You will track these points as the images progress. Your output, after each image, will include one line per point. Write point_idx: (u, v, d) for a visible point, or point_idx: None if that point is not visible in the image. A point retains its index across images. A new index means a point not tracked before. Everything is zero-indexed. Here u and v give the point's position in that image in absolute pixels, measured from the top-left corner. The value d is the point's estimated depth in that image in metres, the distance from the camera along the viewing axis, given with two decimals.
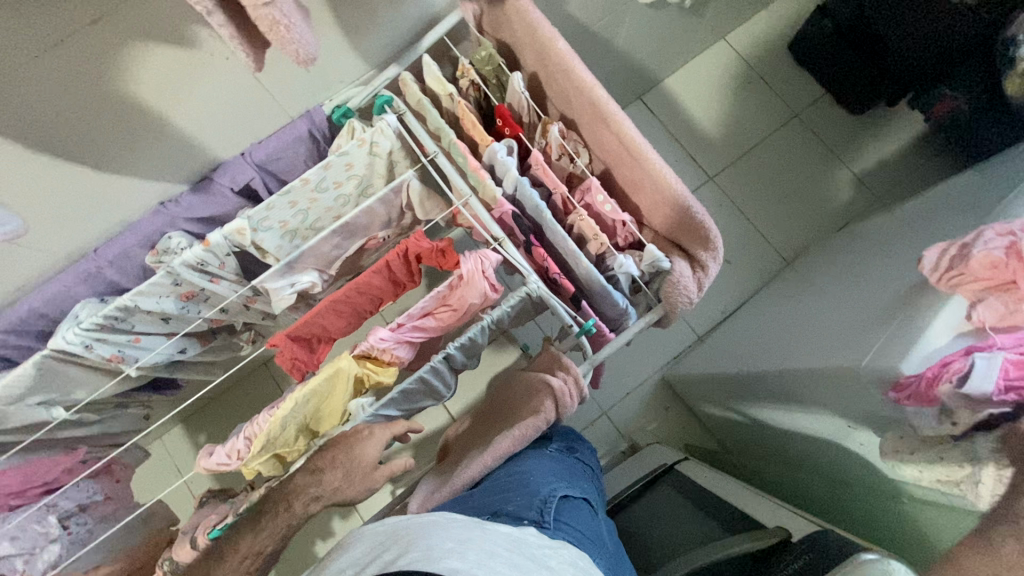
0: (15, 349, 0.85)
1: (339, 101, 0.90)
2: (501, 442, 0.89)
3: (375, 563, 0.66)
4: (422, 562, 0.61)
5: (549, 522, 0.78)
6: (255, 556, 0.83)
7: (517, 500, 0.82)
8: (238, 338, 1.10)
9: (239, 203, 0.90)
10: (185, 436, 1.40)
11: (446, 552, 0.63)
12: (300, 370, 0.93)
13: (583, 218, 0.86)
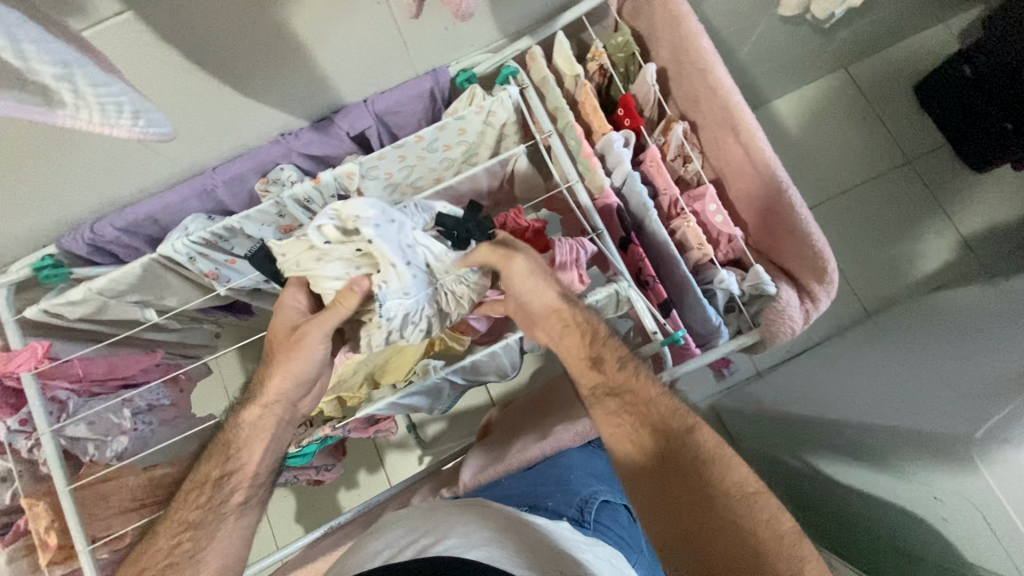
0: (124, 247, 0.89)
1: (466, 65, 0.90)
2: (559, 434, 0.87)
3: (412, 546, 0.66)
4: (459, 548, 0.63)
5: (588, 522, 0.78)
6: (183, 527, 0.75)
7: (557, 496, 0.81)
8: None
9: (350, 148, 0.92)
10: (243, 363, 1.46)
11: (484, 541, 0.64)
12: None
13: (691, 224, 0.82)
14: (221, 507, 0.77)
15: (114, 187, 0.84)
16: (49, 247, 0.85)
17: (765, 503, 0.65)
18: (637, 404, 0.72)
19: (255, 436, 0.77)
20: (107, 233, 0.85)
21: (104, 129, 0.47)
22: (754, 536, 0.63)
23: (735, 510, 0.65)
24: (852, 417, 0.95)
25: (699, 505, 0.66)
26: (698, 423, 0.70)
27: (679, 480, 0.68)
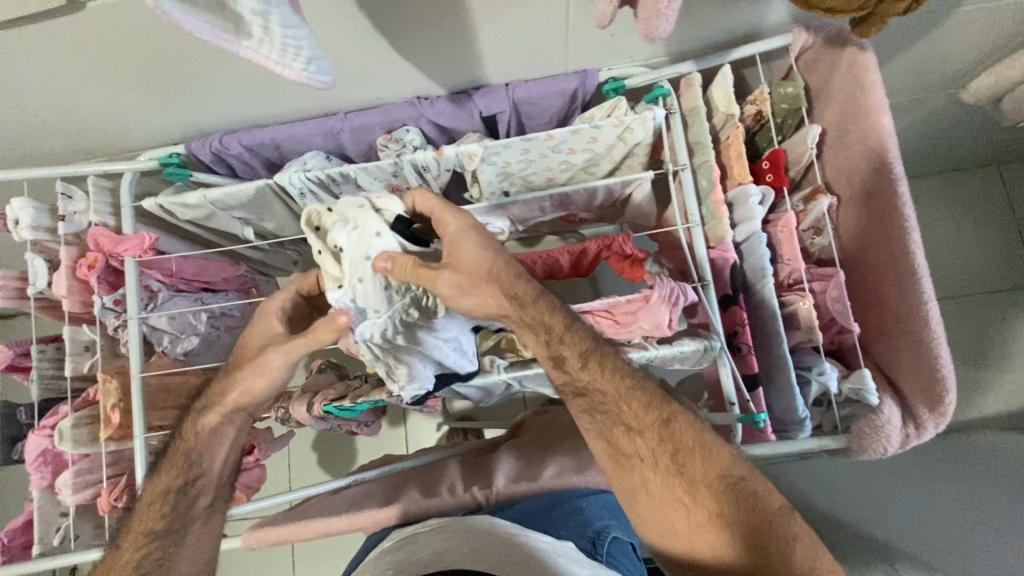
0: (242, 164, 0.91)
1: (618, 74, 0.86)
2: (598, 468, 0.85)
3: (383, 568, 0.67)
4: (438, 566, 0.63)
5: None
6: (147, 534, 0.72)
7: None
8: None
9: (478, 127, 0.90)
10: None
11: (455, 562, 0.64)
12: None
13: (807, 304, 0.77)
14: (188, 511, 0.74)
15: (251, 107, 0.86)
16: (179, 147, 0.87)
17: (770, 500, 0.60)
18: (603, 405, 0.67)
19: (217, 442, 0.76)
20: (234, 148, 0.88)
21: (278, 68, 0.48)
22: (772, 558, 0.57)
23: (747, 520, 0.59)
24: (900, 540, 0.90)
25: (721, 514, 0.61)
26: (672, 416, 0.65)
27: (704, 495, 0.62)
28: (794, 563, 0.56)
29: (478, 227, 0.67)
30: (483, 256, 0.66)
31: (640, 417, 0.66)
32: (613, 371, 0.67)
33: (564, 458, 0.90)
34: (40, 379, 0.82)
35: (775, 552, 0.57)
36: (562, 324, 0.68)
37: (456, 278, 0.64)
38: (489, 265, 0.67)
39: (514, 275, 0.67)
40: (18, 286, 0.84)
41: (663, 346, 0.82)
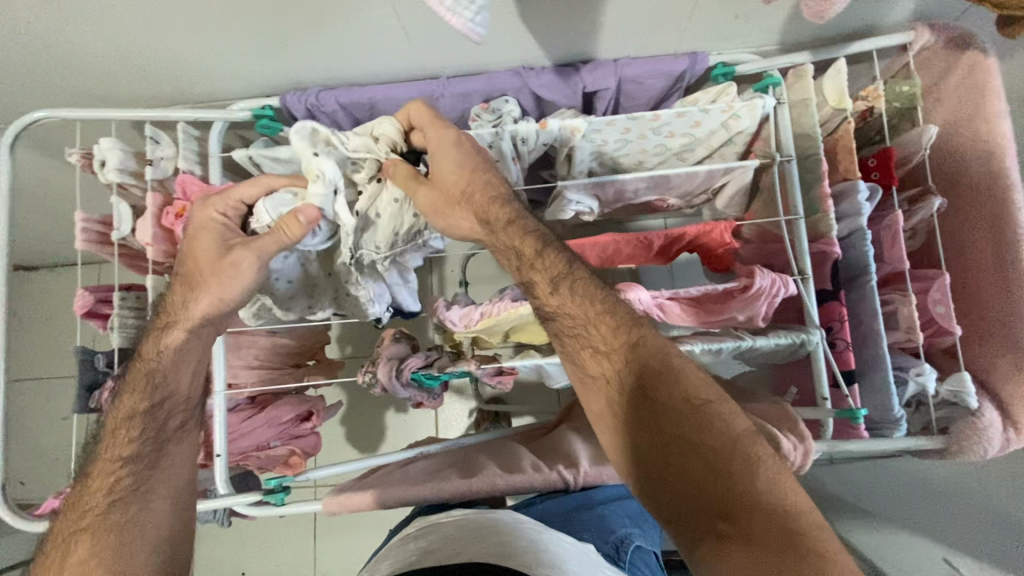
0: (334, 123, 0.89)
1: (729, 60, 0.84)
2: None
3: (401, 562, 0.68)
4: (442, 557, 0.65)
5: (623, 562, 0.83)
6: (115, 466, 0.63)
7: (594, 530, 0.85)
8: None
9: (578, 103, 0.88)
10: None
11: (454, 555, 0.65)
12: None
13: (910, 304, 0.77)
14: (164, 433, 0.68)
15: (353, 63, 0.83)
16: (273, 99, 0.85)
17: (736, 423, 0.53)
18: (573, 325, 0.61)
19: (182, 359, 0.71)
20: (329, 105, 0.85)
21: (448, 16, 0.52)
22: (729, 481, 0.50)
23: (710, 446, 0.52)
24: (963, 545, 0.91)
25: (688, 440, 0.53)
26: (642, 338, 0.57)
27: (680, 437, 0.53)
28: (756, 487, 0.49)
29: (458, 140, 0.69)
30: (469, 173, 0.69)
31: (604, 341, 0.60)
32: (584, 292, 0.61)
33: None
34: (120, 327, 0.79)
35: (732, 474, 0.50)
36: (531, 237, 0.64)
37: (431, 193, 0.69)
38: (466, 184, 0.68)
39: (491, 197, 0.67)
40: (100, 230, 0.81)
41: (754, 336, 0.82)
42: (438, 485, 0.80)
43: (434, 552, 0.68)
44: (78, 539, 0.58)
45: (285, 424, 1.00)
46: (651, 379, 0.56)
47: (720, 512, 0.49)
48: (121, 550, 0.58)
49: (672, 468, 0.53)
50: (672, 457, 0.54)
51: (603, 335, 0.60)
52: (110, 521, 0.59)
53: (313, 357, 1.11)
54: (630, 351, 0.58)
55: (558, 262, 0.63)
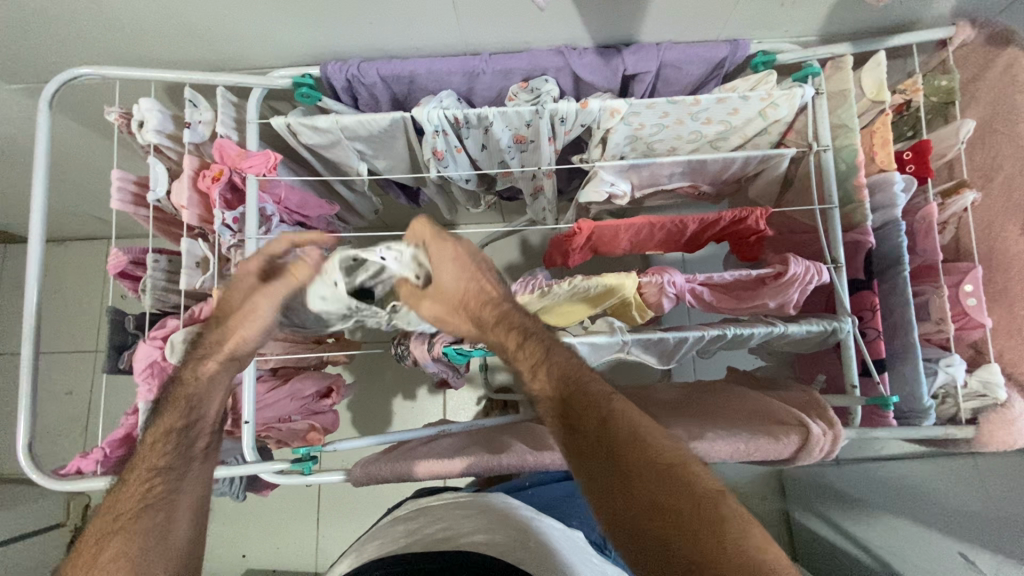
0: (372, 95, 0.88)
1: (769, 48, 0.85)
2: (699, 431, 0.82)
3: (408, 531, 0.77)
4: (446, 532, 0.73)
5: (607, 549, 0.90)
6: (150, 476, 0.64)
7: (580, 518, 0.94)
8: (480, 198, 1.16)
9: (616, 86, 0.88)
10: None
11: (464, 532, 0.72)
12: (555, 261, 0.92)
13: (943, 295, 0.78)
14: (189, 451, 0.68)
15: (396, 35, 0.83)
16: (313, 68, 0.84)
17: (703, 485, 0.51)
18: (553, 415, 0.60)
19: (216, 385, 0.70)
20: (370, 77, 0.85)
21: None
22: (705, 550, 0.47)
23: (682, 511, 0.50)
24: None
25: (656, 506, 0.51)
26: (614, 412, 0.55)
27: (653, 503, 0.51)
28: (729, 549, 0.47)
29: (460, 249, 0.67)
30: (478, 277, 0.67)
31: (576, 415, 0.58)
32: (563, 374, 0.60)
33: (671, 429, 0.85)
34: (151, 290, 0.79)
35: (709, 540, 0.48)
36: (512, 317, 0.65)
37: (435, 306, 0.66)
38: (462, 293, 0.66)
39: (482, 298, 0.66)
40: (135, 189, 0.81)
41: (786, 323, 0.83)
42: (466, 460, 0.80)
43: (423, 538, 0.73)
44: (112, 543, 0.60)
45: (307, 399, 0.99)
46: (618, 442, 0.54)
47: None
48: (139, 564, 0.59)
49: (653, 540, 0.50)
50: (649, 528, 0.50)
51: (574, 409, 0.58)
52: (137, 530, 0.61)
53: (333, 335, 1.08)
54: (596, 414, 0.57)
55: (555, 350, 0.63)
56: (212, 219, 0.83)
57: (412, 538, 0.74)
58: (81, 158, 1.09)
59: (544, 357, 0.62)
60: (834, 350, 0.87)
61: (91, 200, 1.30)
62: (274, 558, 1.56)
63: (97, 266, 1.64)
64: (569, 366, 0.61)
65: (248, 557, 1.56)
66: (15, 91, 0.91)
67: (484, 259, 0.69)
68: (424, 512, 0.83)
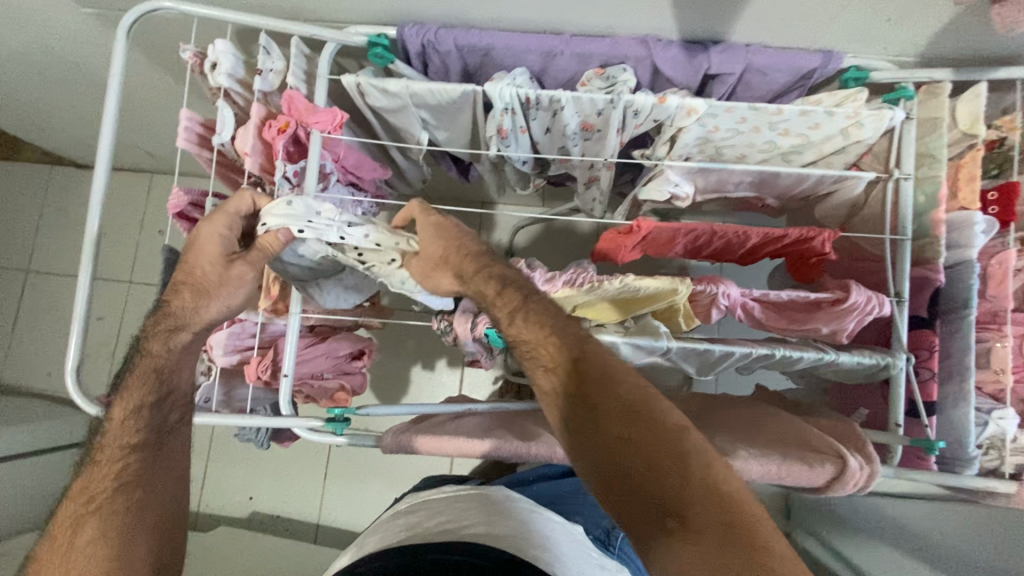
0: (444, 63, 0.86)
1: (864, 64, 0.81)
2: (726, 446, 0.80)
3: (410, 523, 0.77)
4: (447, 524, 0.73)
5: (610, 546, 0.88)
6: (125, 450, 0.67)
7: (592, 514, 0.95)
8: (531, 180, 1.14)
9: (695, 84, 0.85)
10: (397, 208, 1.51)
11: (466, 525, 0.72)
12: (604, 255, 0.90)
13: (1006, 345, 0.76)
14: (164, 427, 0.71)
15: (478, 4, 0.81)
16: (390, 29, 0.82)
17: (673, 413, 0.55)
18: (533, 358, 0.64)
19: (182, 360, 0.72)
20: (445, 44, 0.83)
21: None
22: (672, 480, 0.51)
23: (647, 450, 0.53)
24: None
25: (621, 441, 0.54)
26: (583, 357, 0.59)
27: (625, 438, 0.54)
28: (695, 483, 0.51)
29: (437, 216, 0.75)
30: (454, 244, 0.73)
31: (554, 354, 0.62)
32: (538, 317, 0.64)
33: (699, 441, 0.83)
34: None
35: (678, 473, 0.51)
36: (488, 271, 0.70)
37: (421, 264, 0.73)
38: (445, 252, 0.73)
39: (463, 255, 0.72)
40: (201, 131, 0.81)
41: (837, 351, 0.80)
42: (496, 443, 0.79)
43: (425, 529, 0.73)
44: (98, 509, 0.64)
45: (340, 358, 1.00)
46: (592, 378, 0.58)
47: (667, 509, 0.51)
48: (120, 538, 0.64)
49: (623, 470, 0.53)
50: (620, 458, 0.54)
51: (551, 353, 0.62)
52: (117, 505, 0.65)
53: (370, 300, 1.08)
54: (573, 355, 0.61)
55: (535, 294, 0.68)
56: (273, 170, 0.83)
57: (414, 531, 0.73)
58: (142, 92, 1.09)
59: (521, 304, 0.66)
60: (879, 385, 0.85)
61: (144, 134, 1.30)
62: (279, 504, 1.60)
63: (139, 199, 1.66)
64: (546, 314, 0.65)
65: (255, 500, 1.60)
66: (89, 16, 0.91)
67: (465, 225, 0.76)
68: (436, 505, 0.82)
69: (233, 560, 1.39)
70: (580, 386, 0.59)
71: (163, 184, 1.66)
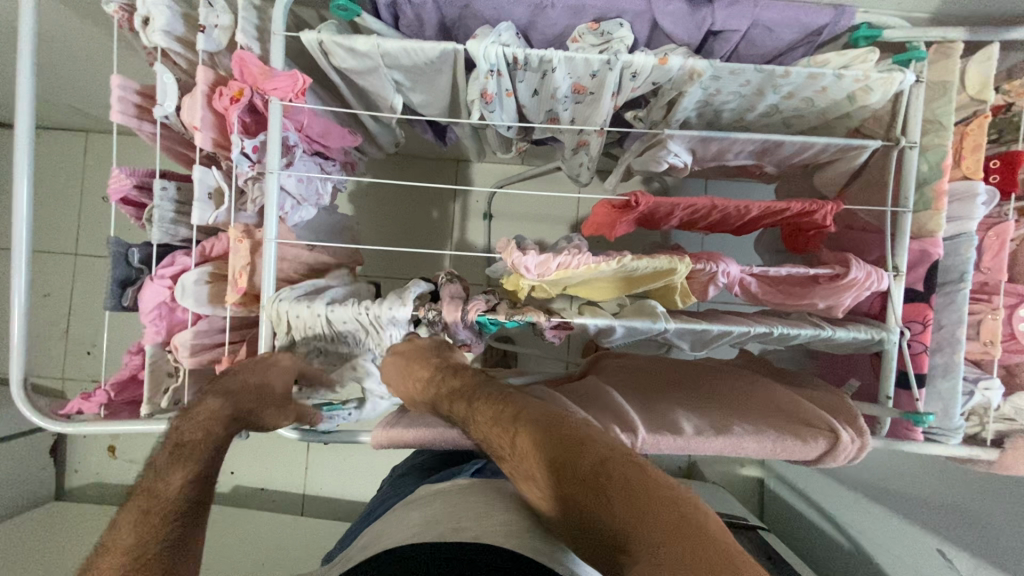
0: (419, 17, 0.76)
1: (876, 20, 0.75)
2: (722, 421, 0.81)
3: (410, 523, 0.76)
4: (456, 524, 0.73)
5: None
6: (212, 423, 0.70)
7: None
8: (513, 142, 1.05)
9: (696, 42, 0.78)
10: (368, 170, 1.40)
11: (476, 524, 0.72)
12: (596, 228, 0.84)
13: (996, 317, 0.77)
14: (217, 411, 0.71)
15: None
16: None
17: (600, 447, 0.53)
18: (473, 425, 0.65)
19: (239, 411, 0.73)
20: None
21: None
22: (611, 518, 0.48)
23: (584, 496, 0.50)
24: (958, 542, 0.98)
25: (562, 496, 0.52)
26: (508, 413, 0.60)
27: (557, 482, 0.52)
28: (632, 514, 0.47)
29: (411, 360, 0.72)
30: (421, 371, 0.70)
31: (490, 410, 0.62)
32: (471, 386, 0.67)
33: (694, 417, 0.82)
34: (159, 222, 0.72)
35: (614, 513, 0.48)
36: (444, 391, 0.68)
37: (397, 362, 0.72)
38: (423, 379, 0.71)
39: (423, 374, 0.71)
40: (138, 101, 0.71)
41: (832, 326, 0.80)
42: None
43: (442, 521, 0.74)
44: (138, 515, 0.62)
45: None
46: (519, 428, 0.58)
47: (615, 545, 0.47)
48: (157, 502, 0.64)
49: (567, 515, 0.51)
50: (561, 500, 0.52)
51: (486, 410, 0.63)
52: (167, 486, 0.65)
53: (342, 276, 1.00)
54: (499, 411, 0.62)
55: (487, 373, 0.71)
56: (227, 145, 0.73)
57: (417, 528, 0.73)
58: (59, 44, 0.93)
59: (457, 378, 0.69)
60: (871, 355, 0.85)
61: (68, 90, 1.14)
62: (263, 478, 1.57)
63: (73, 161, 1.49)
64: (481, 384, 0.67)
65: (236, 475, 1.57)
66: None
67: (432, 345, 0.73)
68: (434, 503, 0.81)
69: (221, 539, 1.37)
70: (511, 438, 0.59)
71: (100, 145, 1.49)
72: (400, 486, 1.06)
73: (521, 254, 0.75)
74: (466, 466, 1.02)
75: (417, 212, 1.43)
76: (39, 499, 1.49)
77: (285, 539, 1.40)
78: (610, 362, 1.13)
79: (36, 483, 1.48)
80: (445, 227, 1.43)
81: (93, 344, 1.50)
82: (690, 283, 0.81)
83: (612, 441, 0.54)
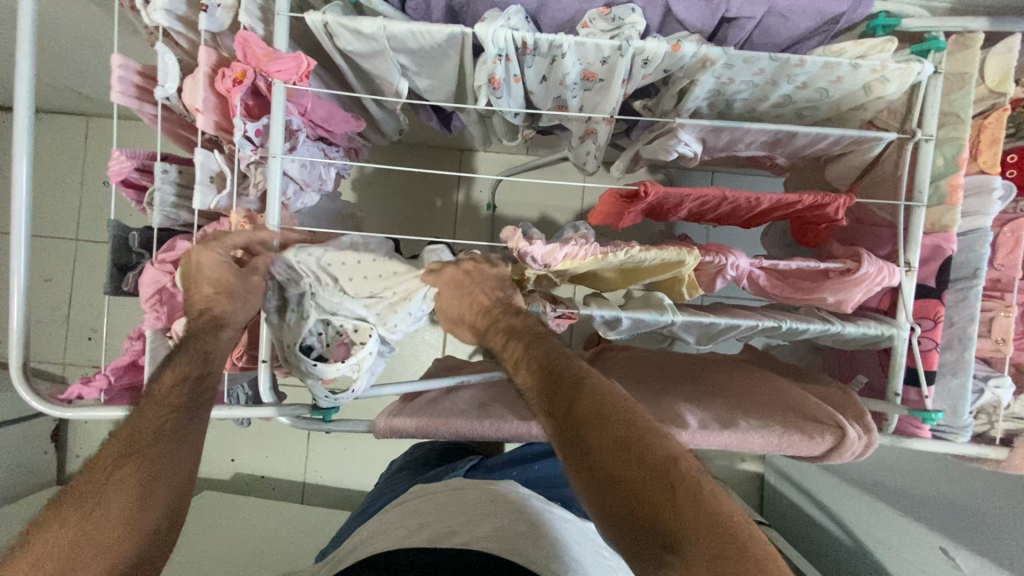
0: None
1: (895, 9, 0.73)
2: (727, 417, 0.80)
3: (407, 526, 0.76)
4: (450, 530, 0.73)
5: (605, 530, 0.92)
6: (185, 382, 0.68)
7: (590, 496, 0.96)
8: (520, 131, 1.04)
9: (710, 29, 0.76)
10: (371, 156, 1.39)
11: (476, 531, 0.72)
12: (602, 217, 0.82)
13: (1008, 315, 0.76)
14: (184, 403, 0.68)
15: None
16: None
17: (669, 443, 0.51)
18: (529, 377, 0.62)
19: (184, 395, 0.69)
20: None
21: None
22: (674, 516, 0.46)
23: (646, 487, 0.48)
24: (961, 541, 0.98)
25: (615, 477, 0.50)
26: (581, 376, 0.58)
27: (626, 459, 0.50)
28: (698, 518, 0.46)
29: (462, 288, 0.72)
30: (481, 300, 0.72)
31: (556, 367, 0.61)
32: (538, 342, 0.64)
33: (698, 411, 0.82)
34: (160, 205, 0.71)
35: (680, 513, 0.46)
36: (500, 325, 0.68)
37: (451, 279, 0.72)
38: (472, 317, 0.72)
39: (487, 320, 0.70)
40: (139, 82, 0.69)
41: (842, 321, 0.79)
42: (496, 424, 0.76)
43: (433, 526, 0.75)
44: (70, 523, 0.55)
45: None
46: (592, 393, 0.56)
47: (665, 543, 0.46)
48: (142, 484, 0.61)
49: (619, 495, 0.49)
50: (620, 476, 0.49)
51: (550, 369, 0.61)
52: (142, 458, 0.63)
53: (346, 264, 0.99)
54: (567, 370, 0.60)
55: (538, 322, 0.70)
56: (230, 128, 0.72)
57: (414, 530, 0.74)
58: (59, 25, 0.92)
59: (521, 324, 0.67)
60: (879, 352, 0.85)
61: (69, 73, 1.12)
62: (262, 466, 1.57)
63: (74, 144, 1.47)
64: (545, 338, 0.65)
65: (237, 462, 1.57)
66: None
67: (488, 283, 0.73)
68: (427, 509, 0.81)
69: (221, 525, 1.37)
70: (575, 396, 0.56)
71: (101, 129, 1.47)
72: (397, 482, 1.05)
73: (528, 244, 0.73)
74: (465, 462, 1.01)
75: (420, 201, 1.42)
76: (40, 484, 1.49)
77: (285, 528, 1.41)
78: (613, 354, 1.13)
79: (37, 468, 1.48)
80: (448, 217, 1.42)
81: (95, 329, 1.50)
82: (699, 276, 0.80)
83: (681, 444, 0.53)
